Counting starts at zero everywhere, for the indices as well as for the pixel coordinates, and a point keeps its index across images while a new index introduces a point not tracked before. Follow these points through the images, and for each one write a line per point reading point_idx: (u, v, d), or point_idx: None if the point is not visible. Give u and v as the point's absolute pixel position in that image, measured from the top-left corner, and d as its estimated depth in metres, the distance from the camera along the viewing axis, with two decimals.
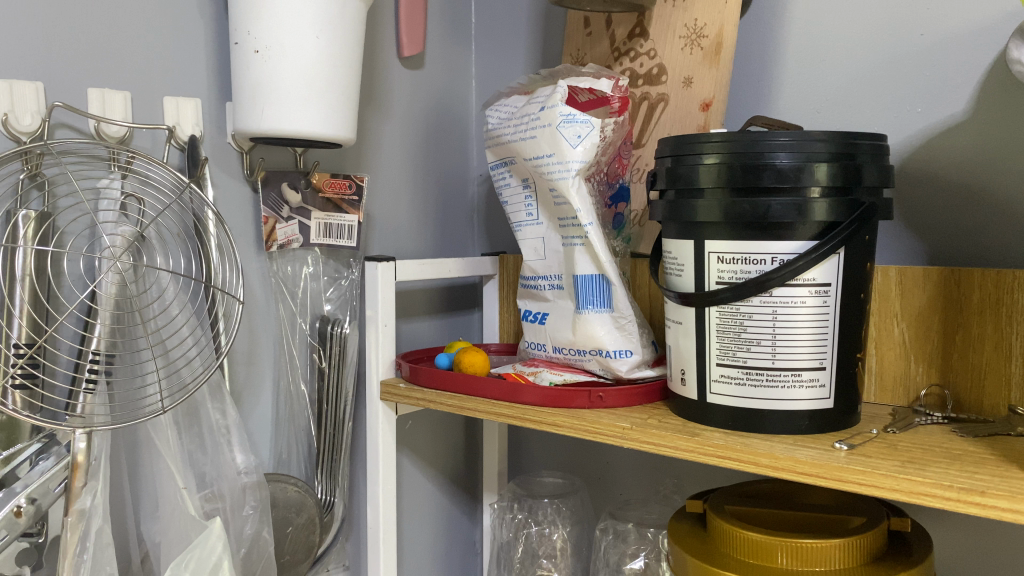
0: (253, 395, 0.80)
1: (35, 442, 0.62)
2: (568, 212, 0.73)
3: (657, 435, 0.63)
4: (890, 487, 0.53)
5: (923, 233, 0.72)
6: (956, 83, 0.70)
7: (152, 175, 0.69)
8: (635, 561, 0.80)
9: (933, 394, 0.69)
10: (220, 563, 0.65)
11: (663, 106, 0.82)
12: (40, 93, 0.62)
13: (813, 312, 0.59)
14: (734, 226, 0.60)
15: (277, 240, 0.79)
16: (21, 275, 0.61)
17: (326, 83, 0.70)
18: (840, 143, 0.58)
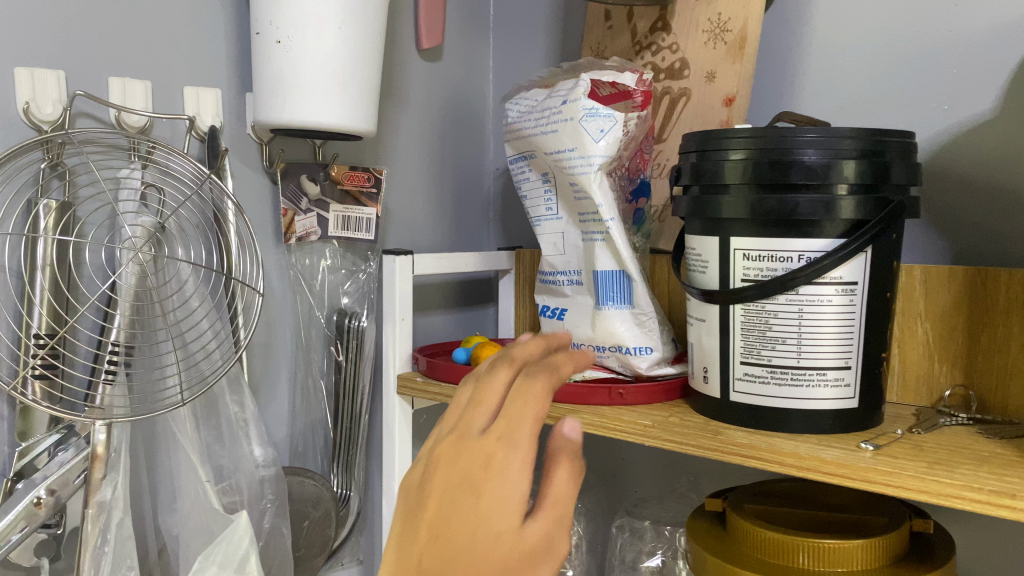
0: (270, 387, 0.79)
1: (54, 433, 0.61)
2: (589, 206, 0.72)
3: (678, 432, 0.63)
4: (918, 488, 0.52)
5: (948, 232, 0.72)
6: (984, 80, 0.69)
7: (173, 166, 0.69)
8: (651, 559, 0.80)
9: (958, 394, 0.68)
10: (246, 556, 0.65)
11: (685, 101, 0.81)
12: (61, 81, 0.62)
13: (839, 311, 0.59)
14: (761, 223, 0.59)
15: (296, 232, 0.78)
16: (42, 264, 0.60)
17: (347, 74, 0.69)
18: (869, 140, 0.58)
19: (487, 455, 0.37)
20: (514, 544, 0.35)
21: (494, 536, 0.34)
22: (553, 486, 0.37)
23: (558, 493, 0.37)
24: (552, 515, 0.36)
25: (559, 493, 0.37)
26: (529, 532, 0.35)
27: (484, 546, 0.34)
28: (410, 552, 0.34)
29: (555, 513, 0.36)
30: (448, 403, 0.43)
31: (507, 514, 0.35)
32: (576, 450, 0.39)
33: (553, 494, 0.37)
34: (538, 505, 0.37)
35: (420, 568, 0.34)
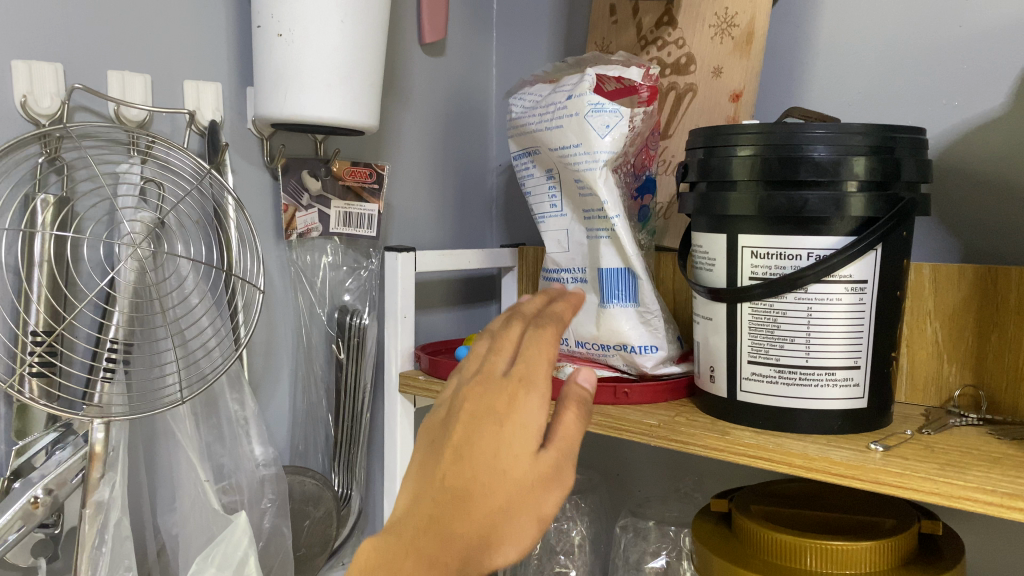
0: (270, 386, 0.79)
1: (51, 431, 0.60)
2: (594, 203, 0.71)
3: (684, 432, 0.62)
4: (930, 490, 0.51)
5: (958, 230, 0.71)
6: (995, 76, 0.68)
7: (172, 160, 0.68)
8: (655, 560, 0.79)
9: (967, 395, 0.68)
10: (245, 560, 0.64)
11: (691, 96, 0.80)
12: (60, 74, 0.61)
13: (848, 310, 0.58)
14: (769, 220, 0.58)
15: (297, 229, 0.77)
16: (40, 260, 0.59)
17: (349, 68, 0.68)
18: (879, 136, 0.57)
19: (508, 386, 0.38)
20: (530, 470, 0.36)
21: (512, 458, 0.36)
22: (565, 424, 0.38)
23: (570, 427, 0.38)
24: (564, 446, 0.37)
25: (570, 429, 0.38)
26: (544, 460, 0.36)
27: (504, 464, 0.35)
28: (435, 469, 0.36)
29: (566, 444, 0.38)
30: (465, 354, 0.43)
31: (525, 438, 0.36)
32: (583, 399, 0.40)
33: (567, 427, 0.38)
34: (551, 439, 0.38)
35: (445, 484, 0.35)
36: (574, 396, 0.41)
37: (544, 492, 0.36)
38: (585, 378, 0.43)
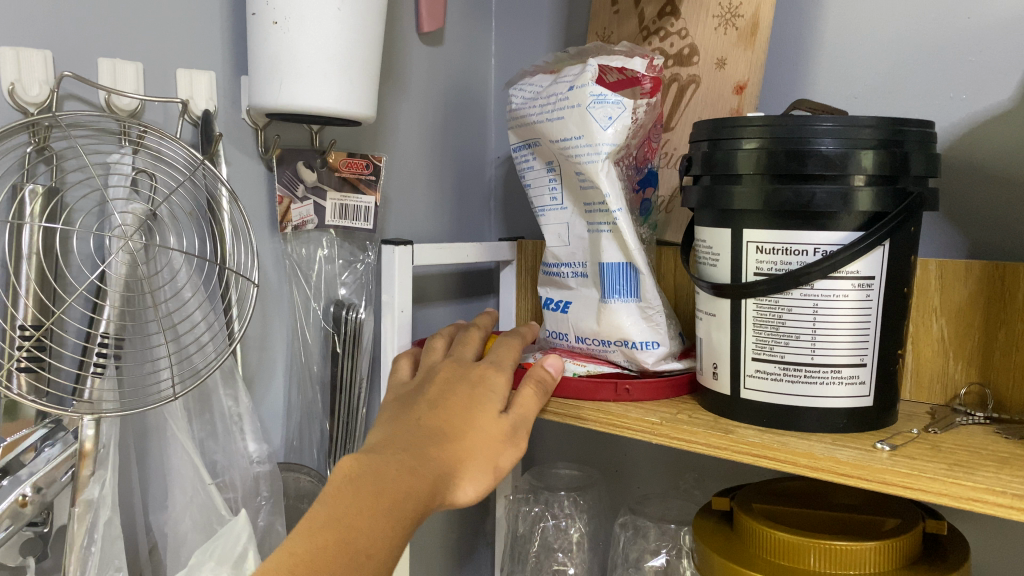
0: (265, 381, 0.77)
1: (40, 427, 0.59)
2: (595, 196, 0.70)
3: (687, 430, 0.60)
4: (938, 491, 0.50)
5: (965, 226, 0.70)
6: (1004, 69, 0.67)
7: (165, 150, 0.66)
8: (655, 559, 0.78)
9: (973, 392, 0.67)
10: (244, 554, 0.62)
11: (694, 88, 0.79)
12: (48, 62, 0.59)
13: (854, 306, 0.57)
14: (775, 215, 0.57)
15: (292, 221, 0.76)
16: (28, 252, 0.57)
17: (346, 57, 0.67)
18: (888, 129, 0.55)
19: (480, 372, 0.63)
20: (488, 424, 0.59)
21: (480, 420, 0.59)
22: (525, 397, 0.63)
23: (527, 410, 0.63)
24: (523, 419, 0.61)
25: (526, 403, 0.62)
26: (500, 422, 0.59)
27: (478, 420, 0.59)
28: (422, 414, 0.58)
29: (522, 419, 0.61)
30: (432, 344, 0.71)
31: (489, 406, 0.60)
32: (542, 377, 0.66)
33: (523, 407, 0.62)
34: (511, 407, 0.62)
35: (425, 420, 0.57)
36: (538, 377, 0.66)
37: (503, 447, 0.59)
38: (551, 364, 0.68)
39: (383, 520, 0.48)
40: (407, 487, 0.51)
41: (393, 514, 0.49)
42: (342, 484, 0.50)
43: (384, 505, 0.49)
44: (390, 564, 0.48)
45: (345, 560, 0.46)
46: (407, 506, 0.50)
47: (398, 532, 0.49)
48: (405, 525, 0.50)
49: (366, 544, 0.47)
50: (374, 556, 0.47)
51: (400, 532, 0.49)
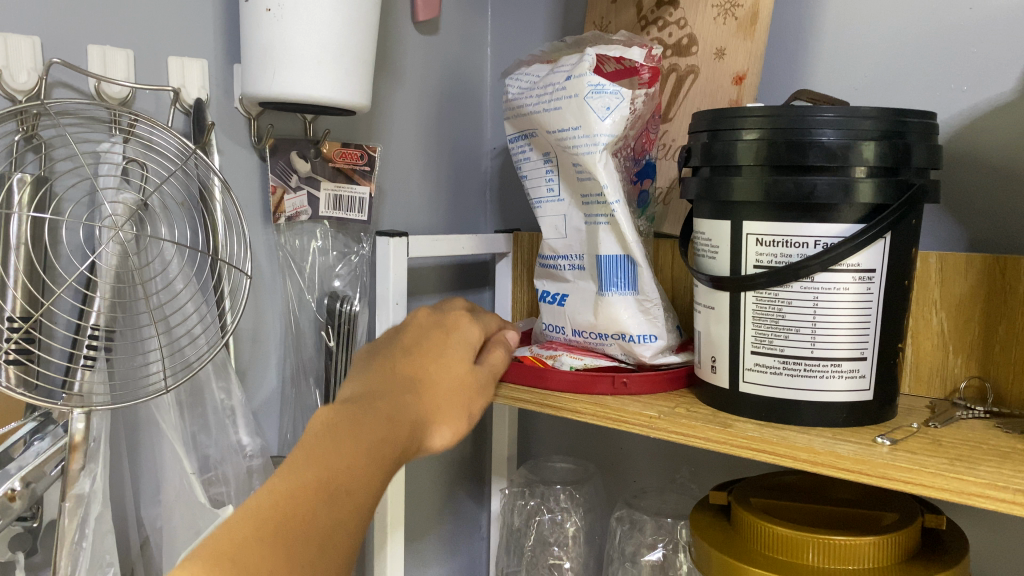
0: (258, 374, 0.77)
1: (29, 421, 0.58)
2: (593, 188, 0.69)
3: (686, 425, 0.60)
4: (940, 486, 0.50)
5: (965, 219, 0.69)
6: (1006, 61, 0.66)
7: (156, 140, 0.65)
8: (652, 553, 0.78)
9: (973, 386, 0.66)
10: None
11: (693, 78, 0.78)
12: (37, 48, 0.58)
13: (855, 299, 0.56)
14: (775, 207, 0.56)
15: (285, 212, 0.75)
16: (15, 242, 0.56)
17: (341, 45, 0.66)
18: (890, 120, 0.55)
19: (449, 319, 0.66)
20: (460, 370, 0.62)
21: (454, 366, 0.62)
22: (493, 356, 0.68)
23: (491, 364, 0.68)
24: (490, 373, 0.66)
25: (497, 359, 0.68)
26: (471, 371, 0.63)
27: (450, 370, 0.61)
28: (395, 364, 0.58)
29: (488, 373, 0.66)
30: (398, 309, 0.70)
31: (462, 355, 0.64)
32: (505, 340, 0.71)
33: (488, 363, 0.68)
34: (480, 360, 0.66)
35: (401, 370, 0.57)
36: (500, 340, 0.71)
37: (476, 394, 0.62)
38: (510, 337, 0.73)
39: (366, 464, 0.46)
40: (387, 432, 0.50)
41: (373, 455, 0.47)
42: (322, 429, 0.47)
43: (364, 446, 0.47)
44: (371, 507, 0.46)
45: (328, 496, 0.43)
46: (387, 447, 0.49)
47: (378, 473, 0.47)
48: (384, 466, 0.48)
49: (346, 481, 0.45)
50: (355, 494, 0.45)
51: (378, 474, 0.47)
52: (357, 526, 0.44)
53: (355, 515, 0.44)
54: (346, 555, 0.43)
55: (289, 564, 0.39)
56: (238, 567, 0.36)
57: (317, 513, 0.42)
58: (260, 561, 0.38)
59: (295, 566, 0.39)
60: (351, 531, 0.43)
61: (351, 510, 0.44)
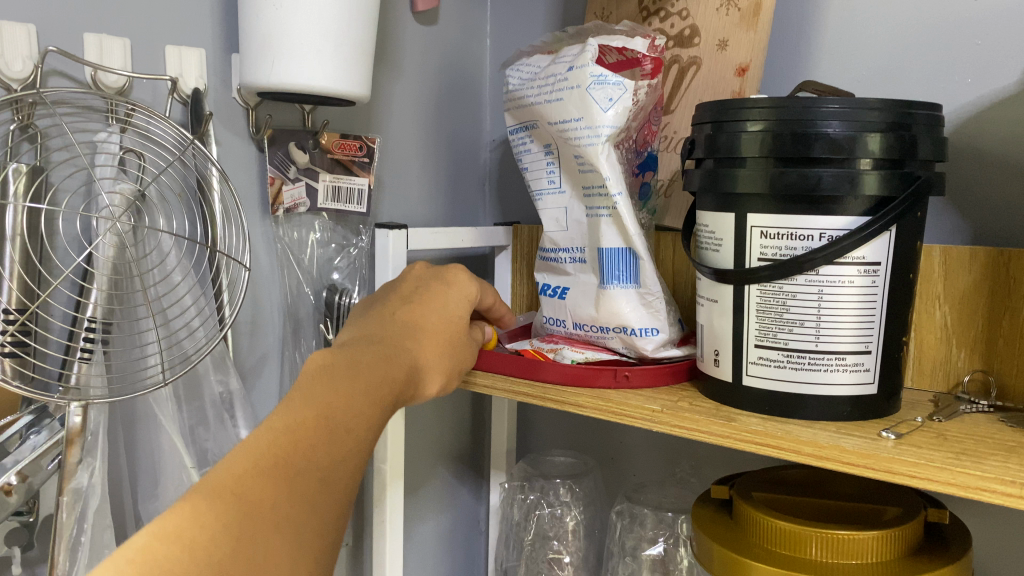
0: (256, 367, 0.76)
1: (26, 414, 0.58)
2: (595, 180, 0.69)
3: (690, 419, 0.59)
4: (945, 480, 0.49)
5: (969, 213, 0.69)
6: (1010, 53, 0.66)
7: (153, 130, 0.65)
8: (652, 547, 0.77)
9: (976, 380, 0.66)
10: None
11: (695, 70, 0.78)
12: (32, 36, 0.57)
13: (860, 293, 0.55)
14: (780, 199, 0.56)
15: (284, 204, 0.74)
16: (10, 234, 0.55)
17: (340, 33, 0.65)
18: (895, 112, 0.54)
19: (447, 272, 0.66)
20: (456, 322, 0.63)
21: (451, 317, 0.62)
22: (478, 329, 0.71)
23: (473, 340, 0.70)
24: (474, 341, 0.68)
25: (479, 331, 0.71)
26: (464, 325, 0.64)
27: (447, 322, 0.61)
28: (394, 312, 0.60)
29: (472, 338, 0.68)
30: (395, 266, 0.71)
31: (460, 305, 0.64)
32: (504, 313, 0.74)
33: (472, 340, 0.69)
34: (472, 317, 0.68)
35: (399, 317, 0.59)
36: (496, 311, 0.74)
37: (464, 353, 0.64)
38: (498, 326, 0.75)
39: (363, 403, 0.48)
40: (384, 373, 0.51)
41: (370, 395, 0.49)
42: (317, 371, 0.48)
43: (361, 386, 0.49)
44: (369, 444, 0.47)
45: (327, 432, 0.44)
46: (384, 390, 0.50)
47: (374, 413, 0.48)
48: (381, 407, 0.49)
49: (344, 418, 0.46)
50: (352, 431, 0.46)
51: (375, 414, 0.49)
52: (356, 462, 0.46)
53: (354, 450, 0.45)
54: (346, 488, 0.44)
55: (291, 497, 0.40)
56: (242, 502, 0.38)
57: (316, 447, 0.43)
58: (265, 493, 0.39)
59: (297, 499, 0.40)
60: (350, 467, 0.45)
61: (350, 446, 0.45)
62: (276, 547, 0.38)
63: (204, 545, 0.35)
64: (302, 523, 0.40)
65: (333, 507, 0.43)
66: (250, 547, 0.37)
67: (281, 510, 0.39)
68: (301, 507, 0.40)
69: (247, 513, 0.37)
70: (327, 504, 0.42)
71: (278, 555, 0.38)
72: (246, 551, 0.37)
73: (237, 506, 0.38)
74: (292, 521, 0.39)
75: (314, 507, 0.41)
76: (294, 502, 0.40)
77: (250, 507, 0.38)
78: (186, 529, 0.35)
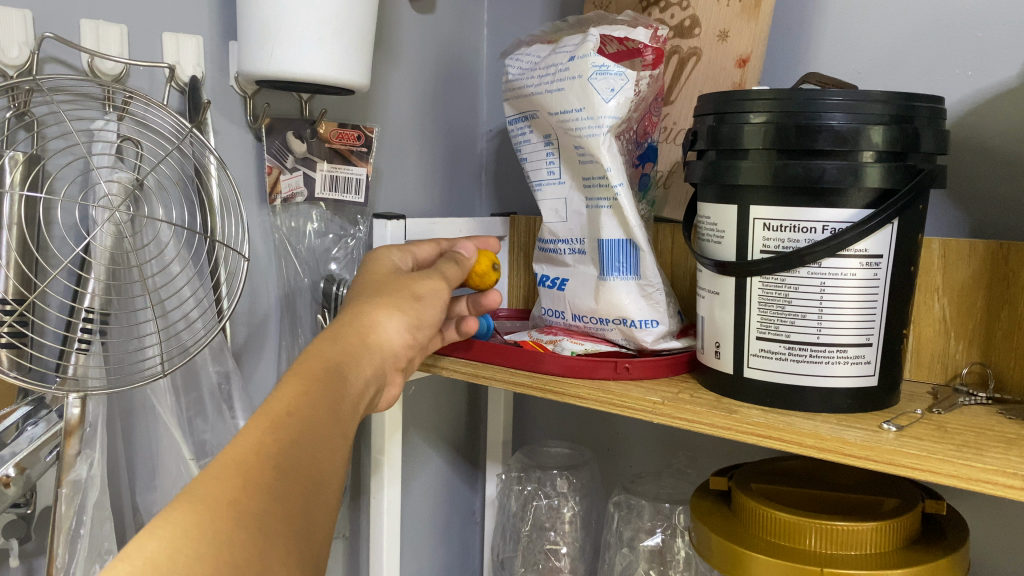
0: (254, 357, 0.76)
1: (22, 406, 0.57)
2: (595, 170, 0.69)
3: (690, 410, 0.59)
4: (947, 472, 0.49)
5: (969, 206, 0.69)
6: (1009, 46, 0.66)
7: (151, 118, 0.64)
8: (650, 538, 0.78)
9: (974, 371, 0.66)
10: None
11: (695, 61, 0.78)
12: (28, 21, 0.56)
13: (861, 285, 0.55)
14: (783, 191, 0.55)
15: (281, 193, 0.74)
16: (8, 222, 0.55)
17: (341, 20, 0.64)
18: (899, 104, 0.54)
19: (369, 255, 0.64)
20: (396, 284, 0.58)
21: (388, 284, 0.58)
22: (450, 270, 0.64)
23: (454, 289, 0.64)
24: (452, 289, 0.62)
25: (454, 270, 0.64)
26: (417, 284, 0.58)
27: (366, 284, 0.58)
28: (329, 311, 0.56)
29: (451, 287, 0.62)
30: None
31: (394, 274, 0.60)
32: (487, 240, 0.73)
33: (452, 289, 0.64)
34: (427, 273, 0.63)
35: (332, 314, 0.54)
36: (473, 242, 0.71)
37: (427, 292, 0.58)
38: (468, 248, 0.69)
39: (306, 392, 0.42)
40: (316, 360, 0.46)
41: (309, 385, 0.43)
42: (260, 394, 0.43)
43: (297, 380, 0.43)
44: (330, 432, 0.41)
45: (272, 425, 0.38)
46: (311, 366, 0.45)
47: (313, 388, 0.43)
48: (320, 381, 0.44)
49: (284, 406, 0.40)
50: (300, 412, 0.40)
51: (323, 396, 0.43)
52: (319, 448, 0.39)
53: (311, 428, 0.40)
54: (315, 470, 0.38)
55: (249, 491, 0.34)
56: (195, 510, 0.32)
57: (265, 437, 0.37)
58: (218, 498, 0.33)
59: (256, 492, 0.34)
60: (316, 455, 0.39)
61: (305, 428, 0.40)
62: (251, 542, 0.32)
63: (165, 562, 0.30)
64: (272, 515, 0.34)
65: (304, 496, 0.36)
66: (213, 550, 0.31)
67: (243, 508, 0.33)
68: (267, 498, 0.34)
69: (202, 519, 0.32)
70: (297, 494, 0.36)
71: (256, 551, 0.32)
72: (216, 556, 0.31)
73: (191, 517, 0.32)
74: (261, 515, 0.33)
75: (281, 500, 0.35)
76: (258, 494, 0.34)
77: (208, 513, 0.32)
78: (139, 557, 0.30)
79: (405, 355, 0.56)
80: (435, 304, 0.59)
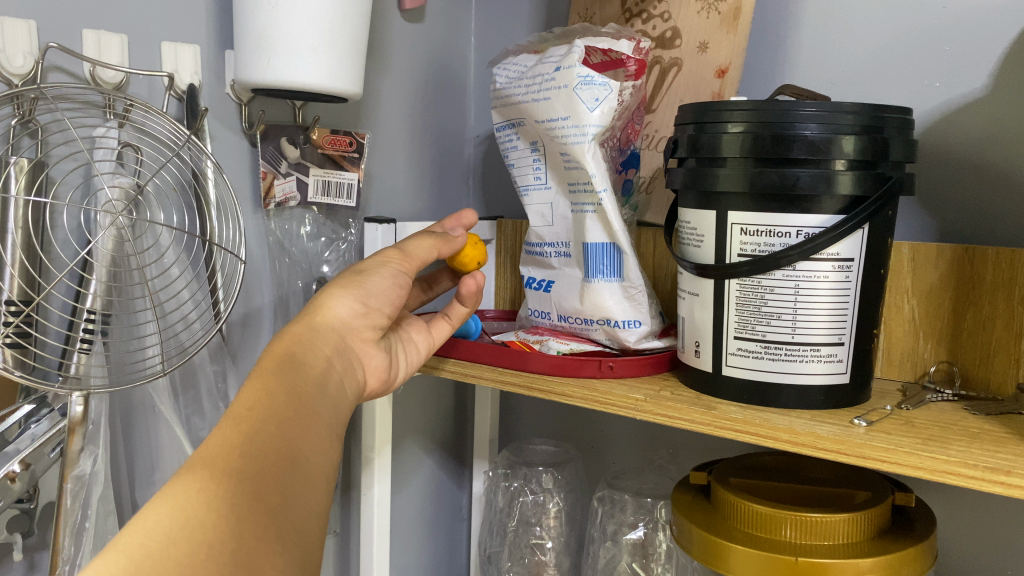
0: (248, 356, 0.78)
1: (26, 404, 0.59)
2: (580, 176, 0.71)
3: (670, 407, 0.61)
4: (912, 464, 0.52)
5: (937, 211, 0.72)
6: (975, 59, 0.69)
7: (150, 125, 0.66)
8: (633, 532, 0.80)
9: (942, 369, 0.69)
10: None
11: (676, 71, 0.81)
12: (33, 32, 0.58)
13: (833, 287, 0.58)
14: (759, 198, 0.58)
15: (275, 197, 0.76)
16: (14, 224, 0.57)
17: (335, 31, 0.67)
18: (868, 116, 0.57)
19: None
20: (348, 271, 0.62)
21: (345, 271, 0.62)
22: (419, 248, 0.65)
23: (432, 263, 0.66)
24: (412, 267, 0.64)
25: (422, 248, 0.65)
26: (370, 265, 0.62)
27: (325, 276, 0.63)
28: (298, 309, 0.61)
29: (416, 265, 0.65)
30: None
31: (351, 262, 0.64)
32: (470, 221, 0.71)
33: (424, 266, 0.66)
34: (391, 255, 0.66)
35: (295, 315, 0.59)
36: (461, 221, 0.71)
37: (370, 266, 0.62)
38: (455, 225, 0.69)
39: (269, 388, 0.46)
40: (278, 359, 0.50)
41: (273, 382, 0.47)
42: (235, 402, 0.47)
43: (260, 378, 0.47)
44: (295, 420, 0.45)
45: (238, 421, 0.42)
46: (267, 362, 0.50)
47: (274, 382, 0.47)
48: (277, 374, 0.48)
49: (249, 402, 0.44)
50: (264, 406, 0.44)
51: (285, 392, 0.47)
52: (286, 432, 0.43)
53: (274, 418, 0.44)
54: (286, 454, 0.42)
55: (218, 478, 0.38)
56: (168, 503, 0.36)
57: (231, 431, 0.41)
58: (190, 491, 0.37)
59: (225, 478, 0.38)
60: (283, 438, 0.43)
61: (268, 418, 0.43)
62: (222, 519, 0.36)
63: (142, 547, 0.34)
64: (244, 494, 0.38)
65: (273, 474, 0.40)
66: (188, 531, 0.35)
67: (215, 492, 0.37)
68: (238, 483, 0.38)
69: (175, 507, 0.36)
70: (268, 476, 0.40)
71: (232, 529, 0.36)
72: (191, 537, 0.35)
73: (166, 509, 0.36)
74: (234, 499, 0.37)
75: (250, 481, 0.39)
76: (229, 480, 0.38)
77: (184, 503, 0.36)
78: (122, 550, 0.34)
79: (363, 325, 0.61)
80: (383, 276, 0.62)
